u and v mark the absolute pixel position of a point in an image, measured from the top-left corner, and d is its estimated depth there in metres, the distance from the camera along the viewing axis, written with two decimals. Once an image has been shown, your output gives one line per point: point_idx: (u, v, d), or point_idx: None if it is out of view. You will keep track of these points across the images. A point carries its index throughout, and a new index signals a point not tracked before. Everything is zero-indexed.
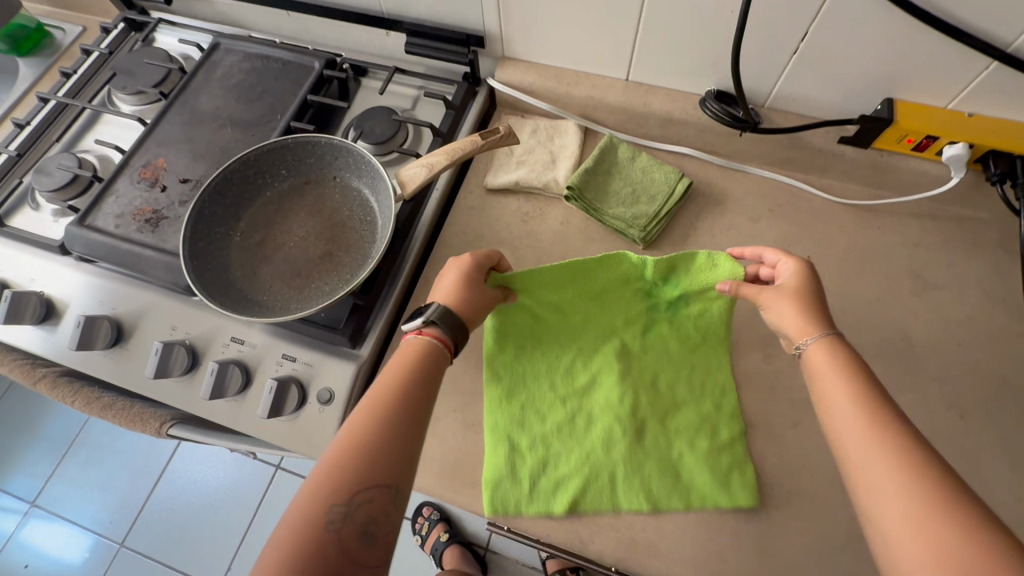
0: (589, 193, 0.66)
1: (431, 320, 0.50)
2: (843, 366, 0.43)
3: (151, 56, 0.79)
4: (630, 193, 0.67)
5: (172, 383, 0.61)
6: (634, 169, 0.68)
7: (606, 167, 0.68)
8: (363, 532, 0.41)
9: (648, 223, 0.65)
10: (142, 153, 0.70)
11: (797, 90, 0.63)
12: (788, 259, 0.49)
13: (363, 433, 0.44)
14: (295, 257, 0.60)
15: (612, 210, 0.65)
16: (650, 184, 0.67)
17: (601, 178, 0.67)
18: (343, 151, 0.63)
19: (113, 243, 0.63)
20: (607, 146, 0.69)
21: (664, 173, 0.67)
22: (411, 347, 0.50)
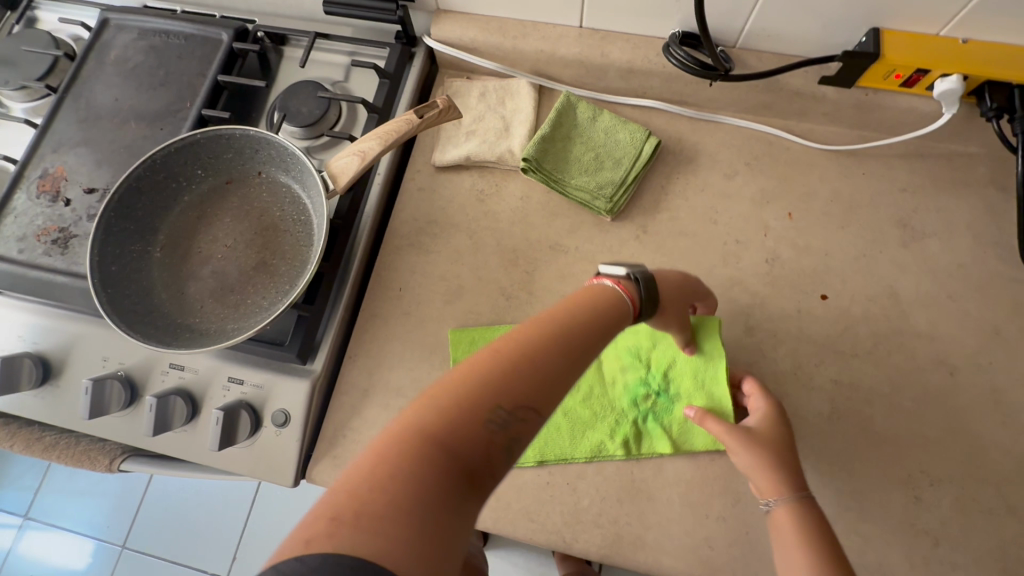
0: (549, 162, 0.60)
1: (637, 274, 0.43)
2: (812, 528, 0.42)
3: (31, 41, 0.68)
4: (593, 159, 0.60)
5: (116, 419, 0.56)
6: (597, 131, 0.61)
7: (566, 131, 0.61)
8: (508, 450, 0.29)
9: (614, 192, 0.59)
10: (37, 162, 0.61)
11: (771, 25, 0.55)
12: (727, 428, 0.47)
13: (472, 404, 0.28)
14: (225, 271, 0.54)
15: (575, 180, 0.59)
16: (616, 147, 0.61)
17: (560, 145, 0.61)
18: (263, 143, 0.55)
19: (21, 272, 0.56)
20: (566, 106, 0.62)
21: (631, 136, 0.61)
22: (610, 290, 0.40)
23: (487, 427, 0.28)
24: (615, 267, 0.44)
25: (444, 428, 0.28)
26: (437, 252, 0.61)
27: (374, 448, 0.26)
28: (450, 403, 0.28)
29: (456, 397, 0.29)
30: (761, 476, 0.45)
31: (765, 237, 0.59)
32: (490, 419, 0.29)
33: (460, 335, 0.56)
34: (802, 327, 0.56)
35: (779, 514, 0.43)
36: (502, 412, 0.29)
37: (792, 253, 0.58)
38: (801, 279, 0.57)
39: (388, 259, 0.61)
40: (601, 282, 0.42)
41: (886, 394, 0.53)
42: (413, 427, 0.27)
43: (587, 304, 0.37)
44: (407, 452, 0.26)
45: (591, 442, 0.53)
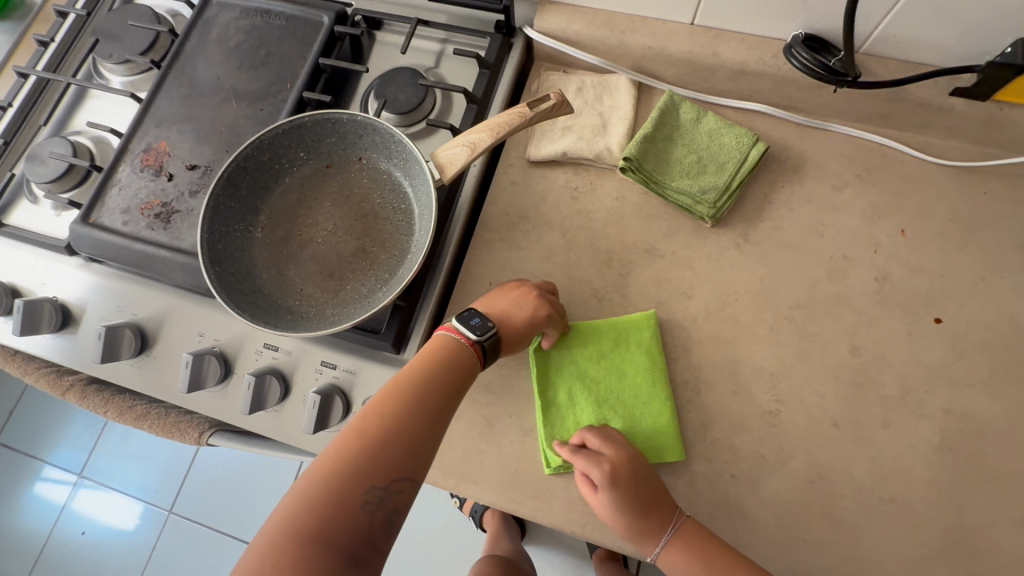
0: (649, 163, 0.58)
1: (487, 339, 0.49)
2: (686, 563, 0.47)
3: (135, 16, 0.69)
4: (696, 161, 0.58)
5: (207, 394, 0.57)
6: (701, 133, 0.59)
7: (668, 131, 0.59)
8: (391, 520, 0.40)
9: (717, 197, 0.57)
10: (141, 136, 0.62)
11: (904, 31, 0.52)
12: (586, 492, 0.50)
13: (347, 495, 0.39)
14: (326, 256, 0.54)
15: (676, 182, 0.57)
16: (721, 151, 0.58)
17: (661, 146, 0.59)
18: (369, 128, 0.54)
19: (124, 244, 0.57)
20: (670, 105, 0.60)
21: (736, 140, 0.59)
22: (454, 348, 0.48)
23: (364, 509, 0.40)
24: (470, 322, 0.49)
25: (322, 524, 0.38)
26: (527, 249, 0.60)
27: (275, 554, 0.36)
28: (328, 496, 0.39)
29: (332, 491, 0.39)
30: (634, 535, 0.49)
31: (875, 254, 0.56)
32: (367, 503, 0.40)
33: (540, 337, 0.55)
34: (913, 351, 0.53)
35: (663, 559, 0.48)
36: (378, 491, 0.40)
37: (904, 272, 0.55)
38: (913, 301, 0.54)
39: (478, 252, 0.60)
40: (453, 338, 0.49)
41: (1002, 428, 0.50)
42: (307, 529, 0.37)
43: (426, 368, 0.46)
44: (303, 552, 0.36)
45: (655, 434, 0.52)
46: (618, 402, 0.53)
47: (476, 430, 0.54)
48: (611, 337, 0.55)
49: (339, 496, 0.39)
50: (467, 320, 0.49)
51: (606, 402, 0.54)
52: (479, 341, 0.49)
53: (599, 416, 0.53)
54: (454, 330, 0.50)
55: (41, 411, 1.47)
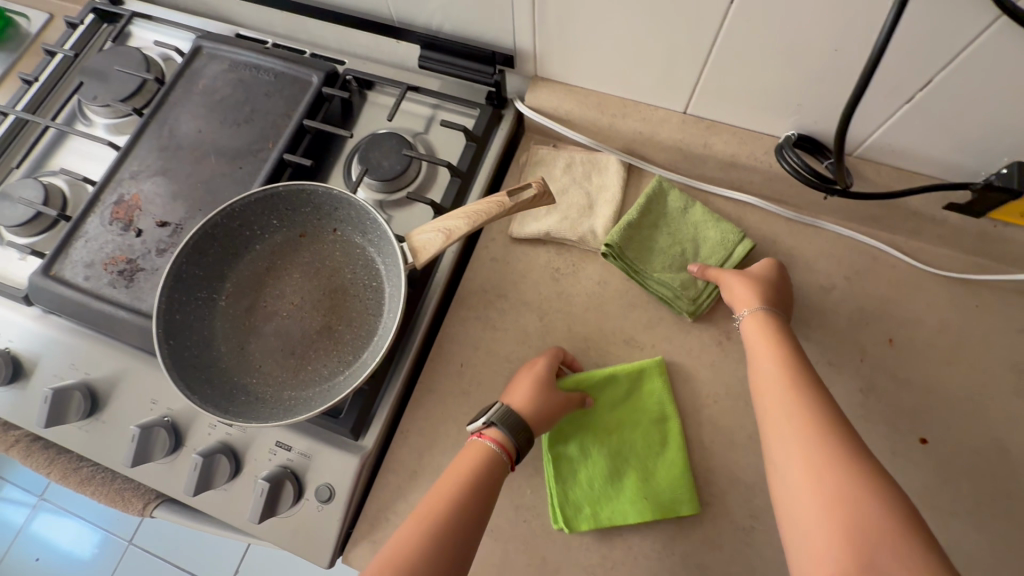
0: (631, 252, 0.56)
1: (492, 417, 0.48)
2: (777, 335, 0.47)
3: (124, 60, 0.67)
4: (677, 253, 0.57)
5: (155, 466, 0.54)
6: (685, 222, 0.58)
7: (653, 217, 0.58)
8: None
9: (697, 294, 0.56)
10: (115, 186, 0.60)
11: (896, 141, 0.51)
12: (726, 270, 0.54)
13: None
14: (288, 331, 0.52)
15: (658, 274, 0.56)
16: (704, 245, 0.57)
17: (645, 234, 0.57)
18: (345, 203, 0.53)
19: (84, 302, 0.55)
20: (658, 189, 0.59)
21: (722, 236, 0.57)
22: (476, 447, 0.47)
23: None
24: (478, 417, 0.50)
25: None
26: (503, 330, 0.58)
27: None
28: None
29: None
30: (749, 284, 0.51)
31: (861, 362, 0.54)
32: None
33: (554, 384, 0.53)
34: (896, 471, 0.50)
35: (754, 321, 0.49)
36: None
37: (890, 385, 0.53)
38: (899, 417, 0.52)
39: (451, 330, 0.58)
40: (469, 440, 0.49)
41: (988, 564, 0.47)
42: None
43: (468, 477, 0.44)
44: None
45: (671, 486, 0.50)
46: (631, 455, 0.52)
47: None
48: (625, 385, 0.53)
49: None
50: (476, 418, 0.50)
51: (619, 454, 0.52)
52: (489, 425, 0.48)
53: (612, 468, 0.51)
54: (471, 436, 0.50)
55: None
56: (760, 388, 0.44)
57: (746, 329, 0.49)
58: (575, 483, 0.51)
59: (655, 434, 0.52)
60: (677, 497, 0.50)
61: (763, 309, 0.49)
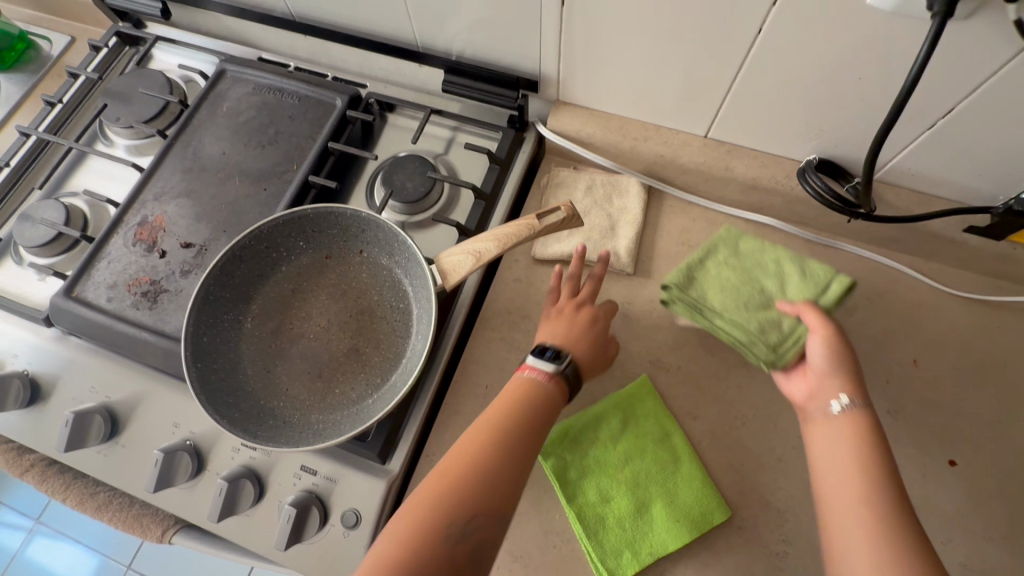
0: (696, 293, 0.51)
1: (567, 370, 0.48)
2: (877, 444, 0.42)
3: (147, 82, 0.68)
4: (755, 291, 0.50)
5: (175, 491, 0.53)
6: (763, 257, 0.52)
7: (718, 255, 0.53)
8: (474, 559, 0.38)
9: (779, 339, 0.48)
10: (138, 207, 0.60)
11: (916, 166, 0.52)
12: (830, 331, 0.46)
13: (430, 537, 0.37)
14: (315, 354, 0.51)
15: (727, 315, 0.50)
16: (792, 280, 0.50)
17: (714, 277, 0.52)
18: (373, 225, 0.53)
19: (106, 324, 0.54)
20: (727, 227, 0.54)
21: (815, 273, 0.49)
22: (535, 387, 0.46)
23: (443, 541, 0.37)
24: (543, 357, 0.48)
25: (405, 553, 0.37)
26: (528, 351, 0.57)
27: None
28: (412, 533, 0.38)
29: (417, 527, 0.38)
30: (853, 367, 0.45)
31: (887, 384, 0.54)
32: (448, 538, 0.38)
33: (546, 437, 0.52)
34: (926, 494, 0.50)
35: (856, 418, 0.43)
36: (459, 526, 0.38)
37: (916, 406, 0.53)
38: (927, 439, 0.52)
39: (476, 352, 0.58)
40: (533, 373, 0.47)
41: None
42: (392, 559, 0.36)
43: (523, 405, 0.45)
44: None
45: (700, 503, 0.50)
46: (651, 481, 0.51)
47: None
48: (618, 415, 0.53)
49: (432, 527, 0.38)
50: (540, 356, 0.48)
51: (639, 484, 0.51)
52: (562, 368, 0.48)
53: (636, 502, 0.50)
54: (530, 367, 0.48)
55: None
56: (836, 487, 0.41)
57: (844, 422, 0.43)
58: (607, 524, 0.49)
59: (667, 458, 0.52)
60: (710, 515, 0.49)
61: (868, 405, 0.43)
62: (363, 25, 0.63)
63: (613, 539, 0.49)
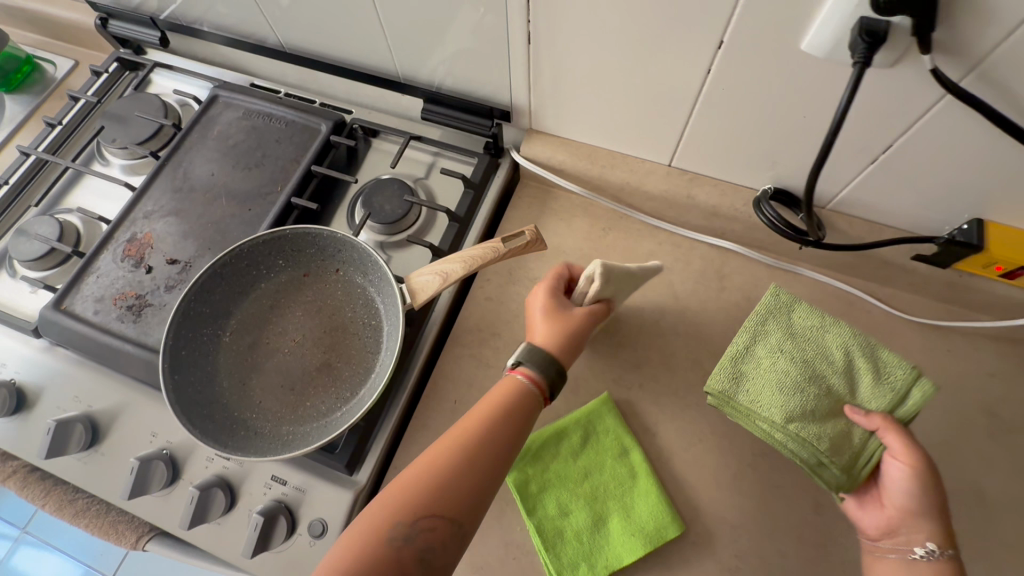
0: (753, 396, 0.48)
1: (522, 361, 0.48)
2: None
3: (144, 106, 0.72)
4: (819, 394, 0.48)
5: (149, 499, 0.55)
6: (825, 346, 0.49)
7: (773, 344, 0.50)
8: (420, 559, 0.39)
9: (852, 457, 0.47)
10: (128, 225, 0.63)
11: (866, 196, 0.55)
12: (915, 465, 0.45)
13: (374, 531, 0.39)
14: (290, 367, 0.54)
15: (793, 427, 0.47)
16: (861, 378, 0.48)
17: (774, 374, 0.48)
18: (349, 245, 0.56)
19: (91, 335, 0.57)
20: (777, 301, 0.51)
21: (887, 369, 0.48)
22: (498, 388, 0.48)
23: (386, 544, 0.39)
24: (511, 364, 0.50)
25: (349, 558, 0.38)
26: (496, 368, 0.60)
27: None
28: (363, 533, 0.39)
29: (365, 528, 0.40)
30: (934, 505, 0.45)
31: None
32: (392, 539, 0.39)
33: None
34: None
35: (940, 568, 0.43)
36: (400, 527, 0.39)
37: None
38: None
39: (447, 367, 0.60)
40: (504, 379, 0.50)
41: None
42: (337, 562, 0.38)
43: (481, 408, 0.45)
44: None
45: (654, 517, 0.51)
46: (608, 496, 0.53)
47: None
48: (578, 432, 0.55)
49: (380, 524, 0.39)
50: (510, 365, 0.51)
51: (597, 498, 0.52)
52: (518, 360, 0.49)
53: (594, 515, 0.52)
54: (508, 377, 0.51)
55: None
56: None
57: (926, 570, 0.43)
58: (566, 539, 0.51)
59: (624, 473, 0.53)
60: (664, 530, 0.51)
61: (951, 552, 0.44)
62: (348, 56, 0.67)
63: (571, 554, 0.50)
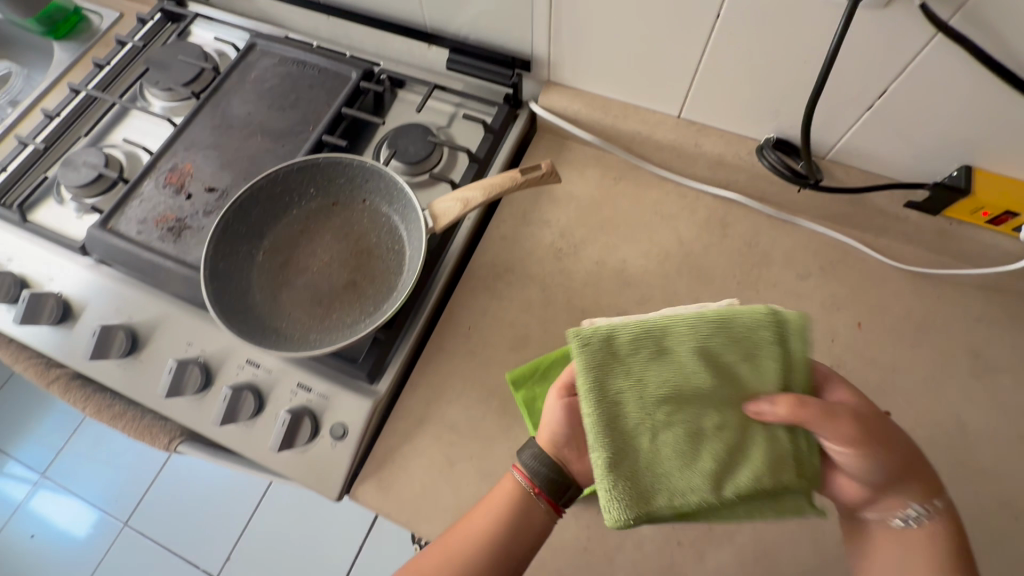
0: (663, 485, 0.42)
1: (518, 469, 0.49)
2: (955, 535, 0.44)
3: (186, 52, 0.76)
4: (720, 430, 0.42)
5: (184, 402, 0.59)
6: (684, 367, 0.43)
7: (638, 413, 0.42)
8: None
9: (804, 463, 0.43)
10: (169, 156, 0.68)
11: (863, 145, 0.58)
12: (863, 437, 0.42)
13: None
14: (317, 284, 0.58)
15: (731, 486, 0.42)
16: (732, 366, 0.43)
17: (665, 448, 0.42)
18: (376, 174, 0.60)
19: (134, 252, 0.61)
20: (602, 349, 0.42)
21: (748, 340, 0.43)
22: (504, 489, 0.49)
23: None
24: None
25: None
26: (509, 300, 0.64)
27: None
28: None
29: None
30: (893, 469, 0.43)
31: (832, 342, 0.60)
32: None
33: (517, 375, 0.57)
34: None
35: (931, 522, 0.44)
36: None
37: (859, 362, 0.59)
38: (866, 391, 0.57)
39: (462, 297, 0.64)
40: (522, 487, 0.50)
41: None
42: None
43: (493, 509, 0.47)
44: None
45: None
46: None
47: (436, 467, 0.56)
48: None
49: None
50: None
51: None
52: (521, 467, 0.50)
53: None
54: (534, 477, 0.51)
55: (14, 410, 1.44)
56: None
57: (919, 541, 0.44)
58: None
59: None
60: None
61: (937, 502, 0.44)
62: (379, 7, 0.71)
63: None
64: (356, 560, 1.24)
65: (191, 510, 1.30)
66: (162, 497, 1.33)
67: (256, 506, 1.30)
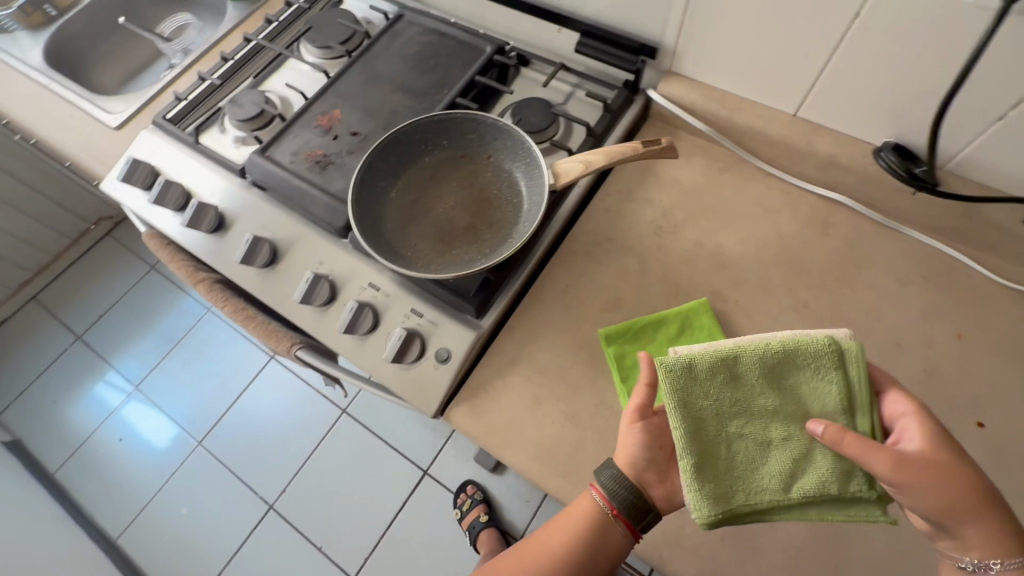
0: (737, 490, 0.46)
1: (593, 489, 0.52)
2: None
3: (342, 16, 0.86)
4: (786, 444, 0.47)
5: (311, 311, 0.67)
6: (751, 388, 0.47)
7: (715, 426, 0.47)
8: None
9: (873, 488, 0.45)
10: (321, 102, 0.77)
11: (986, 157, 0.59)
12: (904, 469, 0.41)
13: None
14: (441, 223, 0.65)
15: (798, 494, 0.46)
16: (796, 388, 0.47)
17: (738, 458, 0.47)
18: (505, 134, 0.66)
19: (286, 177, 0.70)
20: (684, 374, 0.47)
21: (814, 367, 0.46)
22: (584, 506, 0.52)
23: None
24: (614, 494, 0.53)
25: None
26: (608, 266, 0.68)
27: None
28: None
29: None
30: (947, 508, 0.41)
31: (927, 348, 0.60)
32: None
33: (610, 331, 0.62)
34: None
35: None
36: None
37: (954, 372, 0.59)
38: (959, 400, 0.57)
39: (564, 257, 0.69)
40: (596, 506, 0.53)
41: None
42: None
43: (575, 522, 0.51)
44: None
45: None
46: None
47: (525, 403, 0.61)
48: (676, 323, 0.62)
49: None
50: None
51: None
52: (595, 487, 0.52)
53: None
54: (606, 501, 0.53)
55: (121, 326, 1.61)
56: None
57: None
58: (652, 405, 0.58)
59: None
60: None
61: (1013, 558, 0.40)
62: None
63: None
64: (399, 512, 1.32)
65: (259, 439, 1.42)
66: (236, 424, 1.45)
67: (316, 446, 1.40)
